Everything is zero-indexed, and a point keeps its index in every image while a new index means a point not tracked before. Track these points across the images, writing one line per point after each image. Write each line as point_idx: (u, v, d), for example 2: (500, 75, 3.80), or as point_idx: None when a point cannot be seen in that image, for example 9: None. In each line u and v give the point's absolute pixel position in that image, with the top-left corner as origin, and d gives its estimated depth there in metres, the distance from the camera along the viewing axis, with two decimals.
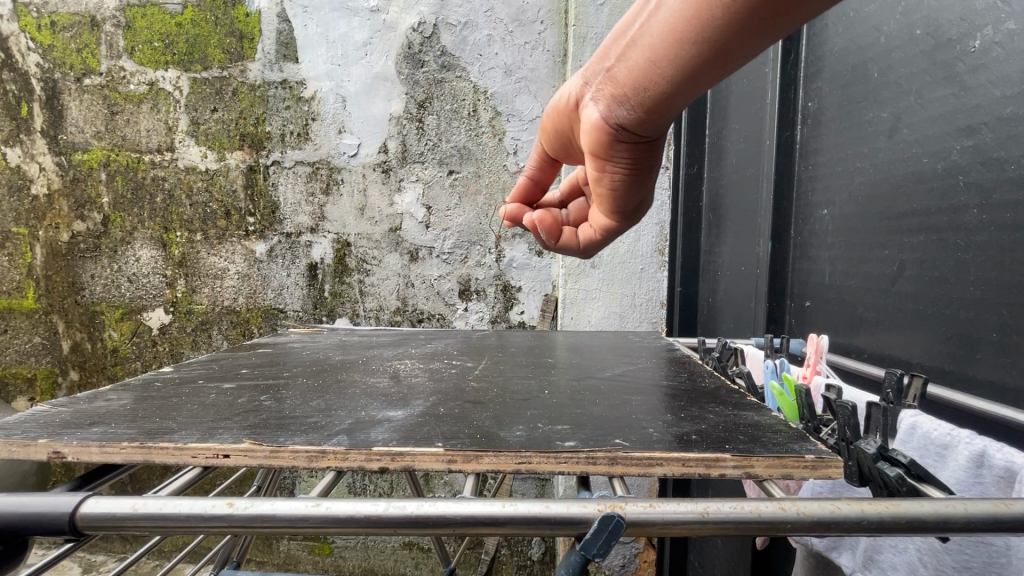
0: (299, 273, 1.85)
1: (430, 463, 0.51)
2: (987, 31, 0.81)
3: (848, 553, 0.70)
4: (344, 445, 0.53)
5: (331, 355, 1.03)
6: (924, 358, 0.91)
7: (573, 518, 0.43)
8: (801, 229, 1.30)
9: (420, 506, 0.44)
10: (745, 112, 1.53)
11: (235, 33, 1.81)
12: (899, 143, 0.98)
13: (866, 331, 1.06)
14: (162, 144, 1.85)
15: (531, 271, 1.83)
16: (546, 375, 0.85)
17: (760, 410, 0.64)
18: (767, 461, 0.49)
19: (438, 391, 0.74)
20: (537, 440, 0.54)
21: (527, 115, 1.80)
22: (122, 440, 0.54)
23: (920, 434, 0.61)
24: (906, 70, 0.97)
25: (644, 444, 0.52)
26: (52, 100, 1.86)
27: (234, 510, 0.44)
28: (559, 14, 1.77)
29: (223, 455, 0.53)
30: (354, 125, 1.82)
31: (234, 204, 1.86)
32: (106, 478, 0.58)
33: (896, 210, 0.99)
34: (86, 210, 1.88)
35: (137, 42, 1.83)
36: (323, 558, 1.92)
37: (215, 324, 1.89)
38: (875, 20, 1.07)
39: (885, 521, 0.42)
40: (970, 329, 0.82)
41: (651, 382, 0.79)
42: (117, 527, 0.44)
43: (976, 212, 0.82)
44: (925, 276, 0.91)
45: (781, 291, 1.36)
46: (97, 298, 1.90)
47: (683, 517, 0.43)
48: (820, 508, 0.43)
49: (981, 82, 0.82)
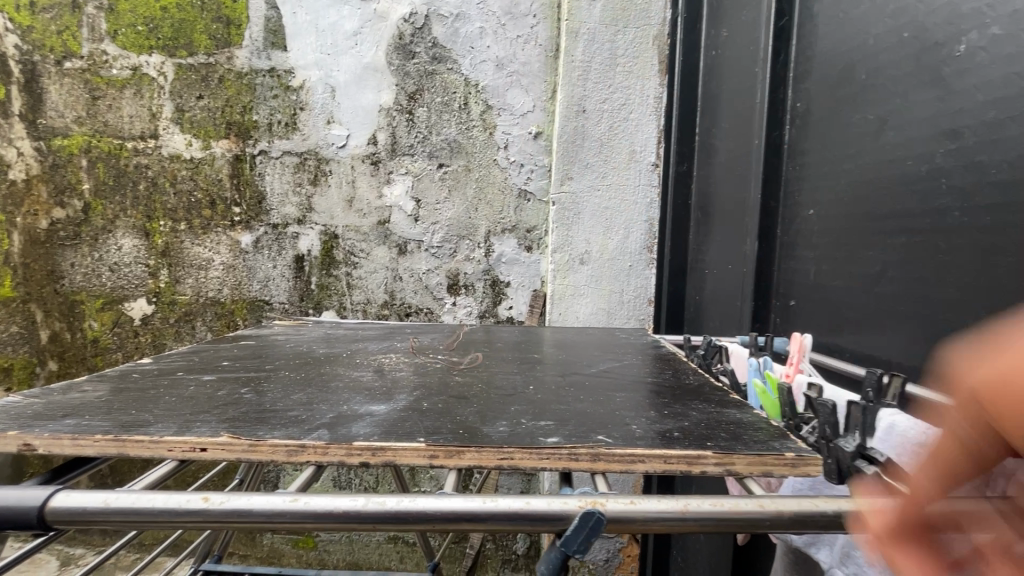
0: (286, 265, 1.83)
1: (411, 459, 0.51)
2: (973, 35, 0.82)
3: (826, 549, 0.72)
4: (324, 440, 0.52)
5: (316, 348, 1.02)
6: (905, 358, 0.92)
7: (554, 515, 0.43)
8: (788, 229, 1.31)
9: (400, 501, 0.44)
10: (734, 110, 1.54)
11: (222, 19, 1.78)
12: (884, 145, 0.99)
13: (848, 331, 1.07)
14: (146, 131, 1.81)
15: (521, 267, 1.82)
16: (532, 370, 0.84)
17: (742, 408, 0.64)
18: (748, 458, 0.49)
19: (423, 385, 0.74)
20: (521, 436, 0.54)
21: (518, 109, 1.78)
22: (96, 433, 0.53)
23: (897, 433, 0.63)
24: (893, 73, 0.98)
25: (626, 441, 0.53)
26: (31, 83, 1.82)
27: (210, 505, 0.43)
28: (552, 8, 1.76)
29: (200, 449, 0.52)
30: (343, 115, 1.79)
31: (220, 193, 1.83)
32: (80, 471, 0.56)
33: (880, 212, 1.00)
34: (66, 197, 1.84)
35: (121, 25, 1.78)
36: (307, 552, 1.91)
37: (200, 316, 1.85)
38: (864, 22, 1.07)
39: (861, 518, 0.42)
40: (949, 330, 0.84)
41: (636, 379, 0.79)
42: (86, 522, 0.43)
43: (957, 215, 0.83)
44: (907, 277, 0.92)
45: (768, 291, 1.37)
46: (77, 287, 1.86)
47: (663, 514, 0.43)
48: (799, 505, 0.43)
49: (966, 85, 0.83)
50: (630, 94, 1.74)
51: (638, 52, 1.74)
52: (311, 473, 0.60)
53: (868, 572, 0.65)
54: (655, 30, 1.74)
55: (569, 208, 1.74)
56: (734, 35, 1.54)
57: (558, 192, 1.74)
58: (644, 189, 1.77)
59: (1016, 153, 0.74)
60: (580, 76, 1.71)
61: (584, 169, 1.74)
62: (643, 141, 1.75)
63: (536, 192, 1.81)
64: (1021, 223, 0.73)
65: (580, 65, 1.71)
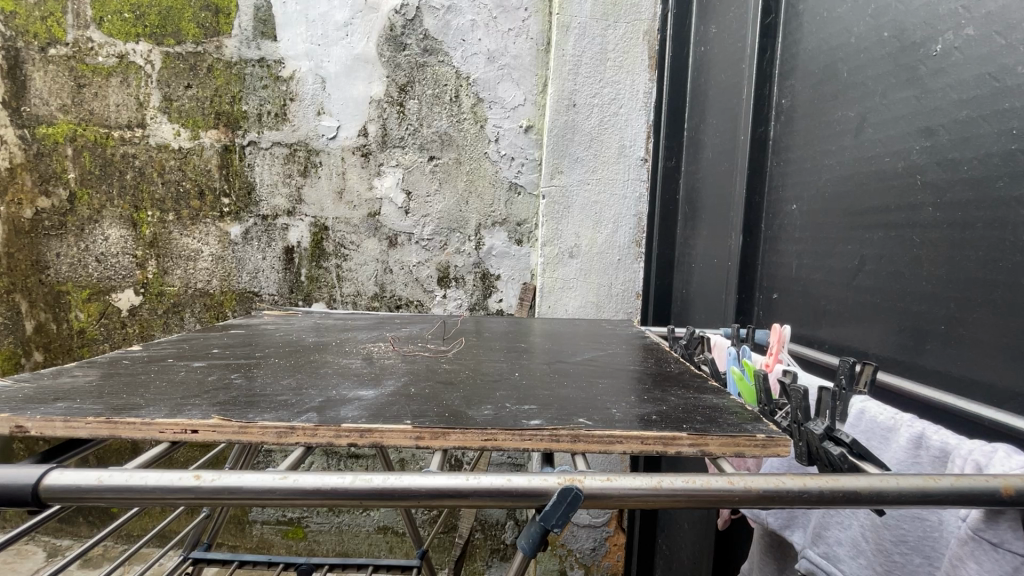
0: (275, 257, 1.83)
1: (398, 439, 0.52)
2: (948, 36, 0.84)
3: (799, 531, 0.74)
4: (313, 422, 0.53)
5: (306, 337, 1.03)
6: (880, 348, 0.95)
7: (534, 491, 0.45)
8: (772, 224, 1.34)
9: (386, 479, 0.45)
10: (721, 106, 1.56)
11: (211, 8, 1.76)
12: (864, 142, 1.02)
13: (827, 323, 1.10)
14: (133, 120, 1.80)
15: (511, 260, 1.83)
16: (518, 358, 0.86)
17: (720, 394, 0.67)
18: (721, 439, 0.52)
19: (411, 372, 0.75)
20: (504, 419, 0.56)
21: (509, 102, 1.79)
22: (87, 415, 0.54)
23: (867, 419, 0.66)
24: (873, 71, 1.00)
25: (605, 423, 0.55)
26: (15, 70, 1.79)
27: (201, 482, 0.45)
28: (543, 2, 1.77)
29: (192, 430, 0.53)
30: (333, 107, 1.79)
31: (209, 184, 1.82)
32: (72, 453, 0.57)
33: (859, 207, 1.02)
34: (51, 186, 1.82)
35: (106, 12, 1.76)
36: (297, 542, 1.92)
37: (188, 307, 1.85)
38: (847, 21, 1.10)
39: (824, 493, 0.45)
40: (921, 321, 0.87)
41: (620, 367, 0.81)
42: (80, 498, 0.45)
43: (931, 210, 0.86)
44: (884, 271, 0.95)
45: (751, 284, 1.40)
46: (63, 278, 1.85)
47: (637, 490, 0.45)
48: (766, 482, 0.46)
49: (941, 85, 0.85)
50: (620, 88, 1.76)
51: (628, 47, 1.75)
52: (301, 454, 0.61)
53: (838, 551, 0.67)
54: (645, 26, 1.75)
55: (559, 202, 1.76)
56: (723, 31, 1.56)
57: (548, 185, 1.75)
58: (634, 183, 1.78)
59: (987, 151, 0.77)
60: (571, 70, 1.72)
61: (574, 164, 1.75)
62: (632, 135, 1.77)
63: (526, 185, 1.82)
64: (988, 219, 0.76)
65: (571, 59, 1.72)
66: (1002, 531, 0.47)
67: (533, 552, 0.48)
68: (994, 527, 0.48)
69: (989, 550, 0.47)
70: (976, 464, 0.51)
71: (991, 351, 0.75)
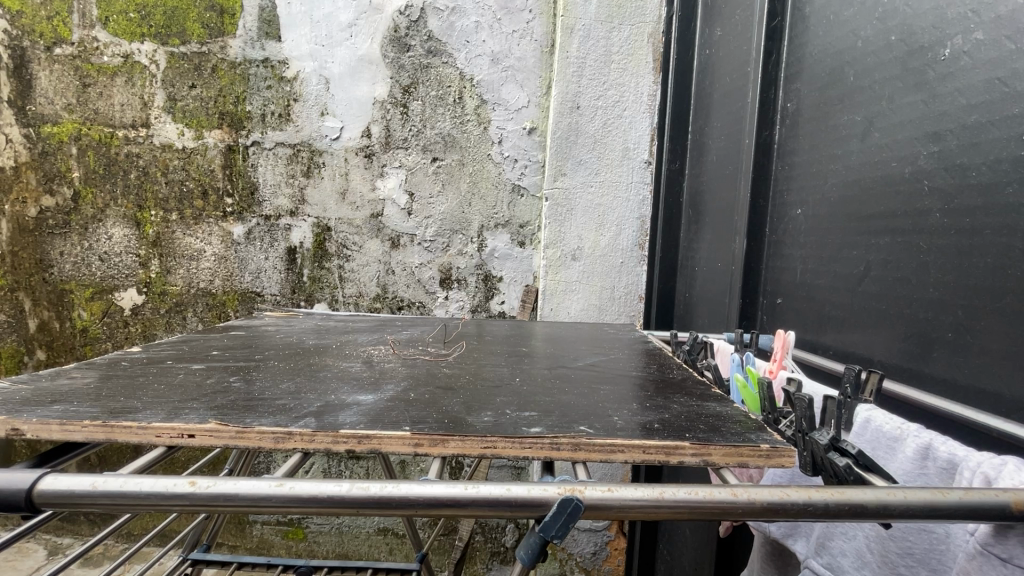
0: (277, 257, 1.83)
1: (396, 446, 0.52)
2: (957, 40, 0.83)
3: (802, 541, 0.73)
4: (310, 428, 0.53)
5: (307, 339, 1.02)
6: (885, 356, 0.94)
7: (533, 501, 0.45)
8: (777, 228, 1.32)
9: (384, 488, 0.45)
10: (725, 110, 1.55)
11: (215, 8, 1.77)
12: (869, 147, 1.01)
13: (833, 329, 1.09)
14: (138, 119, 1.80)
15: (514, 262, 1.83)
16: (520, 363, 0.86)
17: (722, 402, 0.66)
18: (724, 449, 0.51)
19: (410, 376, 0.75)
20: (505, 426, 0.55)
21: (512, 104, 1.79)
22: (83, 418, 0.54)
23: (873, 428, 0.64)
24: (880, 75, 0.99)
25: (607, 432, 0.54)
26: (21, 69, 1.80)
27: (197, 489, 0.44)
28: (548, 4, 1.77)
29: (188, 435, 0.53)
30: (337, 108, 1.79)
31: (212, 183, 1.82)
32: (87, 450, 0.58)
33: (864, 212, 1.01)
34: (56, 185, 1.82)
35: (112, 12, 1.76)
36: (297, 543, 1.91)
37: (190, 306, 1.85)
38: (853, 25, 1.09)
39: (829, 507, 0.44)
40: (927, 328, 0.86)
41: (622, 372, 0.81)
42: (74, 503, 0.45)
43: (938, 217, 0.85)
44: (888, 277, 0.94)
45: (755, 288, 1.40)
46: (66, 277, 1.85)
47: (638, 502, 0.45)
48: (769, 494, 0.45)
49: (949, 89, 0.84)
50: (624, 91, 1.75)
51: (632, 49, 1.74)
52: (300, 459, 0.60)
53: (842, 562, 0.66)
54: (650, 28, 1.74)
55: (562, 205, 1.75)
56: (728, 33, 1.55)
57: (550, 188, 1.75)
58: (637, 185, 1.77)
59: (995, 156, 0.76)
60: (574, 72, 1.71)
61: (577, 165, 1.74)
62: (636, 139, 1.76)
63: (529, 187, 1.81)
64: (996, 225, 0.75)
65: (575, 61, 1.71)
66: (1011, 546, 0.46)
67: (532, 563, 0.48)
68: (1003, 541, 0.47)
69: (997, 564, 0.47)
70: (985, 477, 0.50)
71: (999, 360, 0.73)
